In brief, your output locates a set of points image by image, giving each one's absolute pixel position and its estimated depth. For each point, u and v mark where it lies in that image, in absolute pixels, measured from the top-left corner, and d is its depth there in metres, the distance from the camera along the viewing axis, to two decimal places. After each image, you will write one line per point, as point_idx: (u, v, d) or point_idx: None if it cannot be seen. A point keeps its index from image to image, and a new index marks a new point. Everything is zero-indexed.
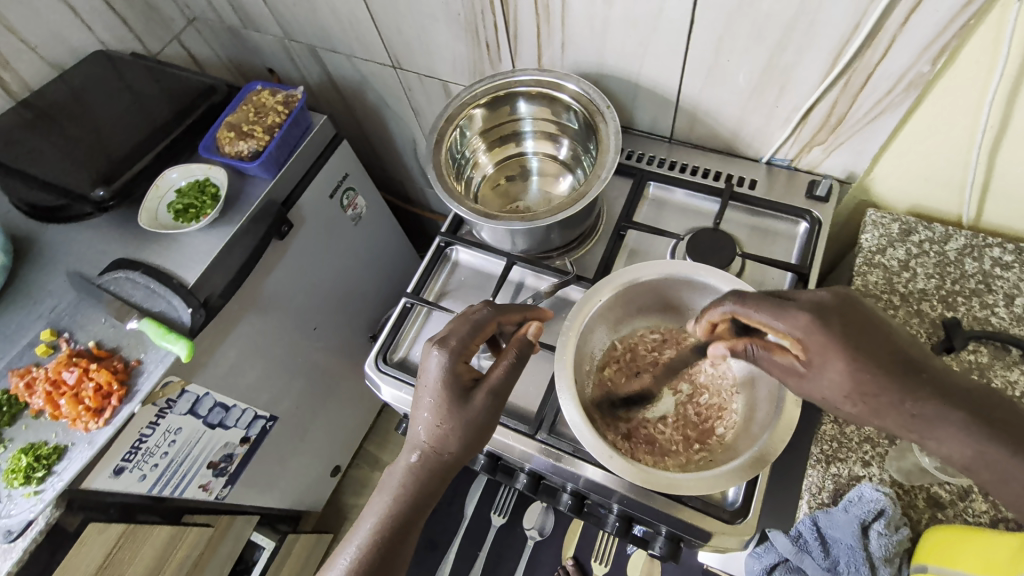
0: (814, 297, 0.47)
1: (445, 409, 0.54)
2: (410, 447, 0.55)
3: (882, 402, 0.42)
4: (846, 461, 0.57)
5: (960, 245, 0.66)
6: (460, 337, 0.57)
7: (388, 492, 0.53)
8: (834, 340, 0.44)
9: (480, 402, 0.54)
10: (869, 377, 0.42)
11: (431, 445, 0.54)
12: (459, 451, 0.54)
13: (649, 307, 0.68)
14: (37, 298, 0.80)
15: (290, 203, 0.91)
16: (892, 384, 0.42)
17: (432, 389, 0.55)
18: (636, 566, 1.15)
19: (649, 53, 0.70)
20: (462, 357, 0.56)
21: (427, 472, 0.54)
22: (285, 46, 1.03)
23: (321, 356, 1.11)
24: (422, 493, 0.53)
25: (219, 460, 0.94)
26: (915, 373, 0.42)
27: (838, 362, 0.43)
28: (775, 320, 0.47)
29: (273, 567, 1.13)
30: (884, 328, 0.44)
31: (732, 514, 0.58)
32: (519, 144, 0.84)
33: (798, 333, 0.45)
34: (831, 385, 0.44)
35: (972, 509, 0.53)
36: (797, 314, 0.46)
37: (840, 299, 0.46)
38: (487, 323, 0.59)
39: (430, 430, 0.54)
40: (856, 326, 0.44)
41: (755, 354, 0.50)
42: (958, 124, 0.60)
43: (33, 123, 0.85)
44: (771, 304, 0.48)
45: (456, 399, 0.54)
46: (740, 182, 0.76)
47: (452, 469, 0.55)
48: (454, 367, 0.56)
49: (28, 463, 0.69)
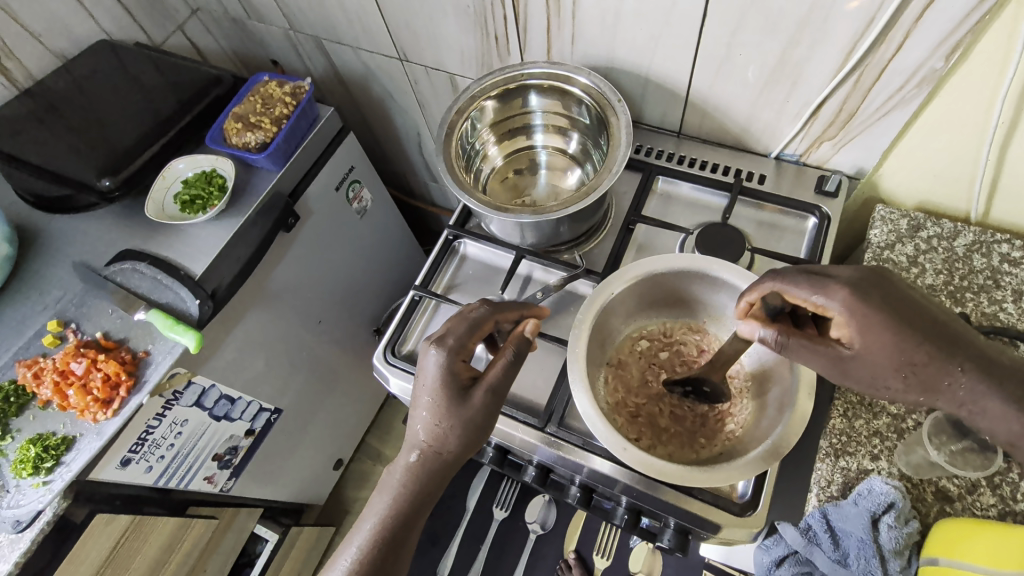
0: (851, 272, 0.47)
1: (444, 408, 0.54)
2: (408, 447, 0.55)
3: (929, 371, 0.44)
4: (855, 454, 0.57)
5: (969, 241, 0.66)
6: (457, 336, 0.56)
7: (387, 492, 0.53)
8: (878, 312, 0.45)
9: (479, 399, 0.54)
10: (917, 348, 0.44)
11: (429, 444, 0.54)
12: (459, 450, 0.54)
13: (659, 301, 0.68)
14: (43, 288, 0.79)
15: (296, 195, 0.90)
16: (937, 354, 0.44)
17: (430, 389, 0.55)
18: (637, 560, 1.16)
19: (660, 47, 0.70)
20: (459, 356, 0.56)
21: (426, 471, 0.54)
22: (291, 37, 1.03)
23: (325, 350, 1.11)
24: (421, 493, 0.53)
25: (224, 452, 0.94)
26: (957, 344, 0.44)
27: (885, 336, 0.44)
28: (816, 296, 0.47)
29: (276, 559, 1.13)
30: (919, 299, 0.46)
31: (742, 507, 0.58)
32: (529, 137, 0.84)
33: (842, 307, 0.46)
34: (879, 361, 0.45)
35: (980, 503, 0.54)
36: (838, 287, 0.46)
37: (874, 273, 0.47)
38: (483, 321, 0.58)
39: (428, 429, 0.54)
40: (895, 297, 0.45)
41: (795, 343, 0.48)
42: (969, 120, 0.59)
43: (37, 113, 0.84)
44: (810, 280, 0.48)
45: (455, 397, 0.54)
46: (749, 177, 0.77)
47: (452, 466, 0.55)
48: (452, 366, 0.55)
49: (36, 453, 0.68)
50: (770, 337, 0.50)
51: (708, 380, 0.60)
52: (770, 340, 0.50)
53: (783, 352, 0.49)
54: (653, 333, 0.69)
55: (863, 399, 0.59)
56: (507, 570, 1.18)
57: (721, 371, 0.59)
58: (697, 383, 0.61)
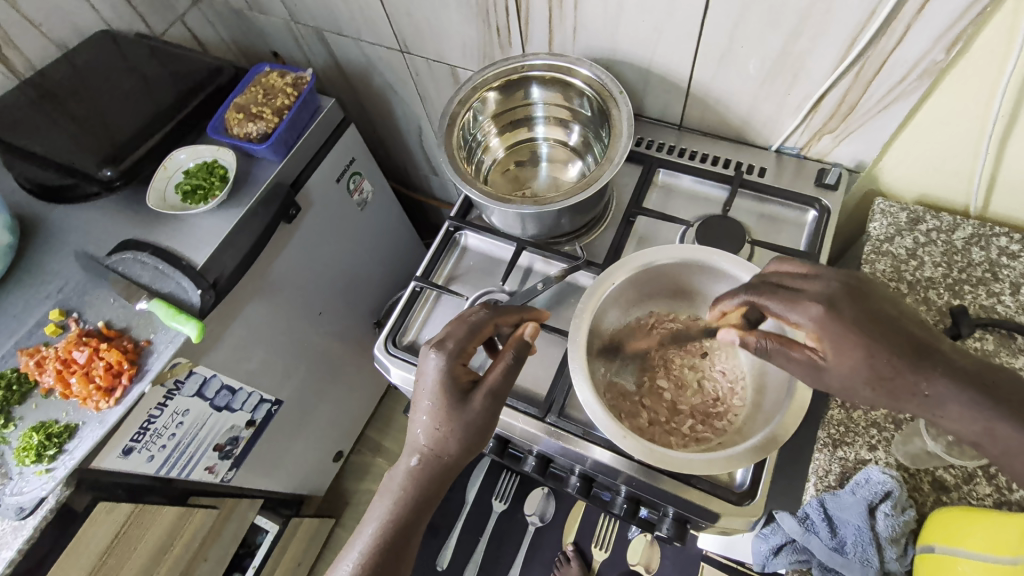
0: (823, 287, 0.46)
1: (444, 412, 0.54)
2: (410, 451, 0.55)
3: (897, 384, 0.43)
4: (852, 445, 0.58)
5: (967, 235, 0.67)
6: (457, 339, 0.57)
7: (388, 496, 0.53)
8: (851, 329, 0.44)
9: (478, 403, 0.54)
10: (886, 361, 0.43)
11: (430, 447, 0.54)
12: (459, 453, 0.54)
13: (659, 292, 0.68)
14: (45, 278, 0.80)
15: (298, 185, 0.90)
16: (905, 365, 0.42)
17: (430, 392, 0.55)
18: (636, 551, 1.17)
19: (662, 39, 0.70)
20: (459, 359, 0.56)
21: (427, 476, 0.54)
22: (292, 28, 1.03)
23: (326, 342, 1.11)
24: (423, 497, 0.53)
25: (225, 442, 0.94)
26: (924, 356, 0.43)
27: (855, 353, 0.43)
28: (789, 313, 0.47)
29: (276, 550, 1.13)
30: (891, 311, 0.45)
31: (740, 496, 0.58)
32: (531, 129, 0.84)
33: (813, 325, 0.45)
34: (849, 375, 0.44)
35: (976, 492, 0.54)
36: (810, 305, 0.45)
37: (847, 286, 0.46)
38: (483, 325, 0.58)
39: (429, 432, 0.54)
40: (868, 312, 0.44)
41: (767, 348, 0.49)
42: (969, 114, 0.59)
43: (38, 102, 0.84)
44: (782, 296, 0.47)
45: (455, 400, 0.54)
46: (750, 169, 0.77)
47: (453, 469, 0.55)
48: (452, 369, 0.55)
49: (39, 441, 0.69)
50: (747, 344, 0.50)
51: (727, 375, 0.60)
52: (750, 344, 0.50)
53: (761, 357, 0.50)
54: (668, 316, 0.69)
55: None
56: (506, 562, 1.19)
57: None
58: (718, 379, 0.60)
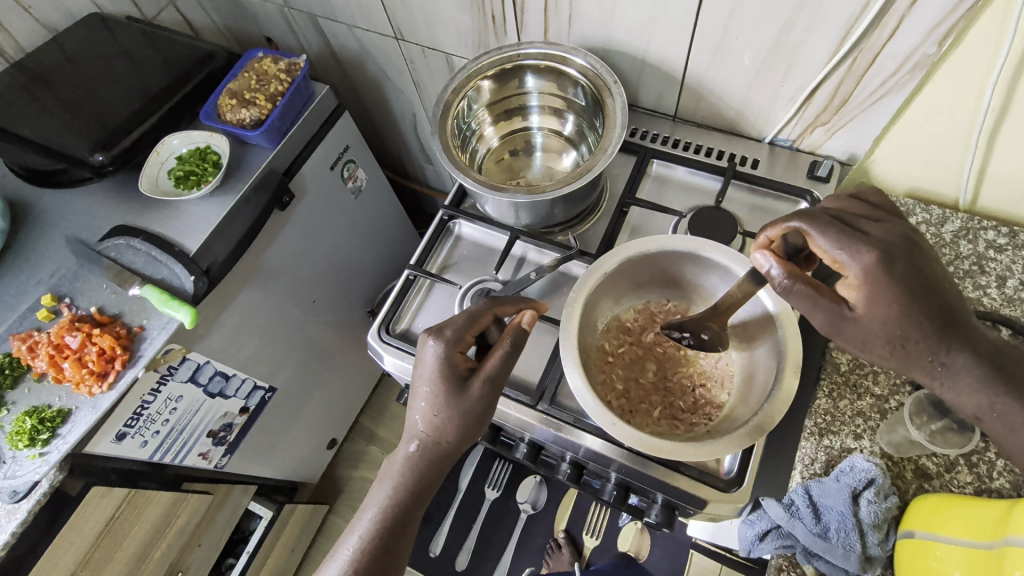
0: (883, 237, 0.45)
1: (442, 399, 0.54)
2: (408, 437, 0.56)
3: (917, 350, 0.44)
4: (838, 433, 0.59)
5: (956, 227, 0.67)
6: (455, 328, 0.57)
7: (387, 482, 0.54)
8: (894, 283, 0.43)
9: (477, 391, 0.54)
10: (917, 325, 0.43)
11: (429, 434, 0.54)
12: (457, 440, 0.54)
13: (649, 283, 0.69)
14: (35, 263, 0.79)
15: (291, 173, 0.90)
16: (932, 334, 0.43)
17: (428, 379, 0.55)
18: (626, 539, 1.19)
19: (657, 28, 0.70)
20: (457, 347, 0.56)
21: (425, 462, 0.54)
22: (286, 13, 1.02)
23: (320, 330, 1.12)
24: (421, 483, 0.54)
25: (219, 429, 0.94)
26: (954, 326, 0.43)
27: (890, 310, 0.43)
28: (838, 252, 0.45)
29: (270, 536, 1.14)
30: (938, 274, 0.45)
31: (727, 483, 0.59)
32: (524, 119, 0.84)
33: (861, 270, 0.44)
34: (874, 330, 0.45)
35: (957, 480, 0.55)
36: (864, 250, 0.44)
37: (905, 240, 0.45)
38: (481, 314, 0.58)
39: (428, 420, 0.54)
40: (916, 271, 0.44)
41: (801, 290, 0.47)
42: (958, 109, 0.59)
43: (27, 85, 0.83)
44: (840, 233, 0.45)
45: (452, 388, 0.54)
46: (743, 162, 0.77)
47: (451, 455, 0.56)
48: (449, 357, 0.56)
49: (32, 425, 0.69)
50: (777, 278, 0.47)
51: (707, 326, 0.59)
52: (775, 280, 0.48)
53: (784, 296, 0.48)
54: (660, 307, 0.70)
55: (848, 380, 0.61)
56: (498, 548, 1.20)
57: (722, 317, 0.58)
58: (695, 329, 0.59)
